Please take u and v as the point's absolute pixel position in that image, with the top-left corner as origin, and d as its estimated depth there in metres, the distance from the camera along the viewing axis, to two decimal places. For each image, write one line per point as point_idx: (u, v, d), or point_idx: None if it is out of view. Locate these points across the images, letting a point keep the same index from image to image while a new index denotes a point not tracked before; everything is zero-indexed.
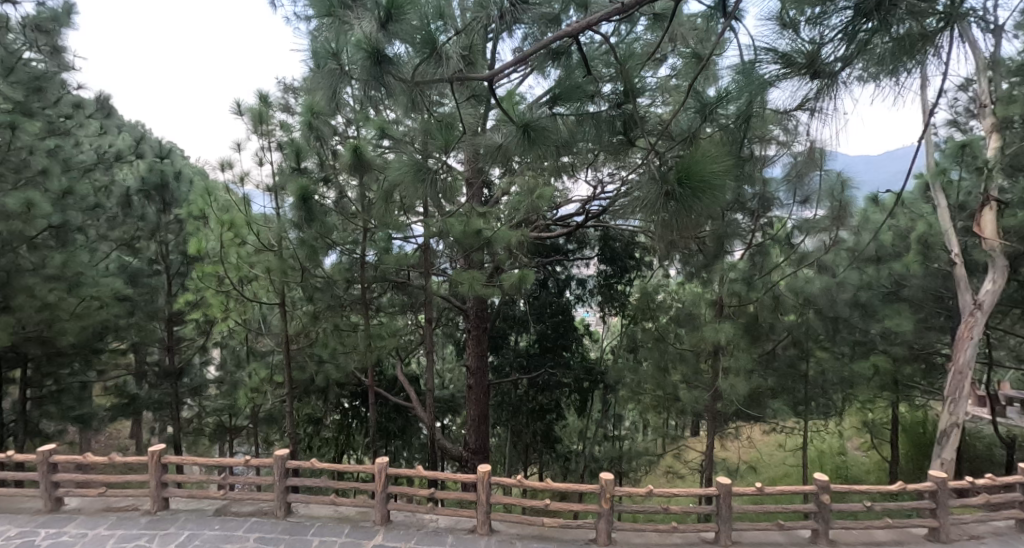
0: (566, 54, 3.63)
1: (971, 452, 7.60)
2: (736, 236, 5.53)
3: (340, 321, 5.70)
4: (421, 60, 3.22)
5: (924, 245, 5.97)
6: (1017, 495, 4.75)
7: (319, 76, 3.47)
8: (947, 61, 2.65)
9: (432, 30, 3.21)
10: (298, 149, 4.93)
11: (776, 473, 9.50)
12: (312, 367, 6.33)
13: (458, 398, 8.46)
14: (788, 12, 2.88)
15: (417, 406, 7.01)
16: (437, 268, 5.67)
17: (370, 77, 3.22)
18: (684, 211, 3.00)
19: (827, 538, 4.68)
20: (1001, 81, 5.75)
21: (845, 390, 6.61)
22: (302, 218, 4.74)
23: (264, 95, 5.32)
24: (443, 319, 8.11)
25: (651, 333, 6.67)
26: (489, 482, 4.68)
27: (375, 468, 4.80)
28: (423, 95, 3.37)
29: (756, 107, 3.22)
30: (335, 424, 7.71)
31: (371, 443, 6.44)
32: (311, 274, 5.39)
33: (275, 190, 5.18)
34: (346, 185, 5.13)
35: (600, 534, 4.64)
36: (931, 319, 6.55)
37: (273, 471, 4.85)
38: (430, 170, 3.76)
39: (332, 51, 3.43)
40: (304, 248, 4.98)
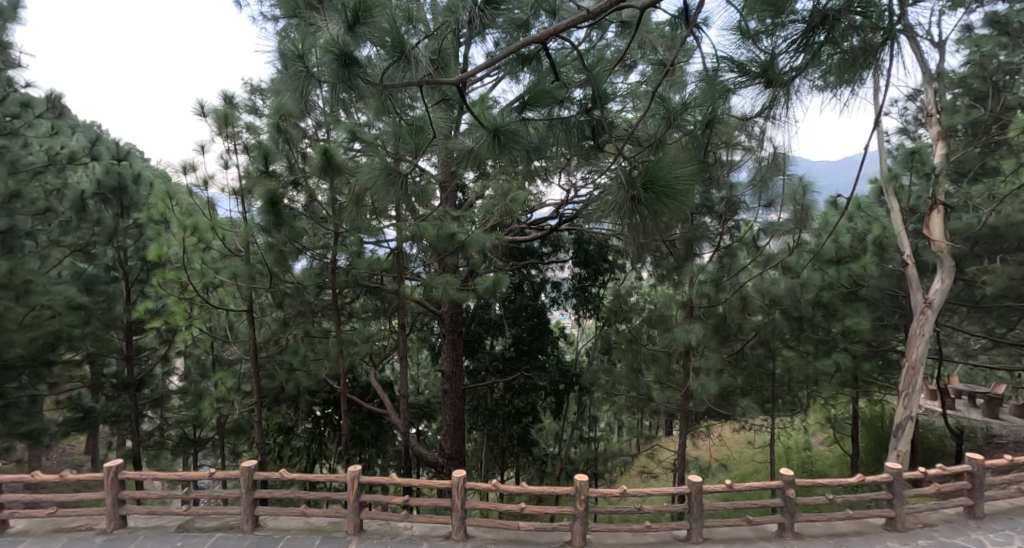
0: (537, 58, 3.71)
1: (925, 443, 7.94)
2: (705, 238, 5.67)
3: (311, 327, 5.79)
4: (390, 62, 3.29)
5: (879, 246, 6.29)
6: (966, 483, 5.01)
7: (285, 78, 3.53)
8: (889, 74, 2.83)
9: (402, 33, 3.27)
10: (265, 152, 4.94)
11: (745, 470, 9.76)
12: (282, 376, 6.16)
13: (433, 404, 8.49)
14: (748, 23, 2.99)
15: (392, 412, 7.02)
16: (410, 272, 5.85)
17: (338, 79, 3.30)
18: (652, 215, 3.14)
19: (793, 531, 4.85)
20: (945, 92, 6.10)
21: (809, 387, 6.83)
22: (271, 222, 4.80)
23: (229, 96, 5.35)
24: (418, 324, 8.27)
25: (624, 334, 6.85)
26: (464, 487, 4.77)
27: (348, 477, 4.86)
28: (392, 97, 3.50)
29: (718, 114, 3.39)
30: (308, 432, 7.72)
31: (344, 450, 6.39)
32: (281, 281, 5.42)
33: (242, 194, 5.31)
34: (316, 189, 5.18)
35: (575, 535, 4.75)
36: (887, 317, 6.82)
37: (241, 484, 4.87)
38: (400, 174, 3.84)
39: (298, 53, 3.50)
40: (272, 253, 5.03)
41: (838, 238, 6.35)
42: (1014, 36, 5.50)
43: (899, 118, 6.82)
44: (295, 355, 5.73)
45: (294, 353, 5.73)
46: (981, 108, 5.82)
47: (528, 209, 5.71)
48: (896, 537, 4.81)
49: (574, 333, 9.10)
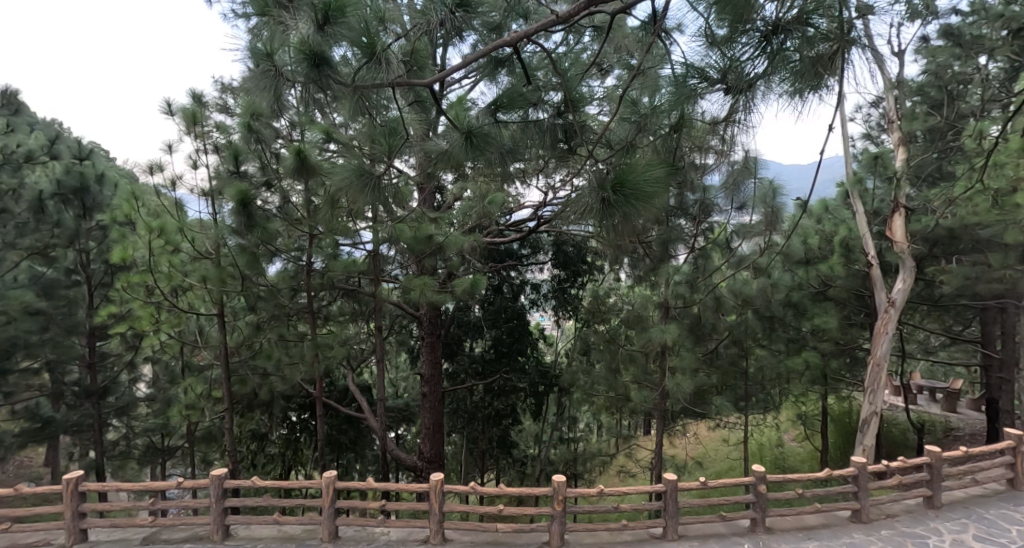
0: (509, 61, 3.83)
1: (889, 437, 8.20)
2: (679, 240, 5.85)
3: (285, 330, 5.87)
4: (362, 64, 3.36)
5: (845, 247, 6.49)
6: (924, 475, 5.22)
7: (254, 76, 3.53)
8: (849, 79, 2.98)
9: (374, 33, 3.33)
10: (235, 152, 5.01)
11: (720, 467, 9.99)
12: (255, 381, 6.13)
13: (412, 407, 8.53)
14: (716, 29, 3.10)
15: (370, 416, 7.03)
16: (387, 275, 5.88)
17: (310, 79, 3.35)
18: (622, 217, 3.25)
19: (764, 526, 5.00)
20: (905, 100, 6.49)
21: (780, 386, 7.02)
22: (243, 223, 4.81)
23: (197, 95, 5.35)
24: (397, 326, 8.33)
25: (602, 335, 6.98)
26: (441, 490, 4.84)
27: (324, 483, 4.90)
28: (366, 98, 3.54)
29: (688, 117, 3.50)
30: (283, 438, 7.69)
31: (319, 456, 6.32)
32: (253, 283, 5.46)
33: (211, 195, 5.30)
34: (290, 190, 5.17)
35: (553, 536, 4.84)
36: (854, 315, 7.03)
37: (211, 493, 4.88)
38: (372, 175, 3.88)
39: (266, 51, 3.45)
40: (244, 255, 5.05)
41: (807, 239, 6.55)
42: (966, 49, 5.72)
43: (863, 123, 7.05)
44: (269, 359, 5.71)
45: (268, 357, 5.72)
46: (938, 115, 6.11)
47: (506, 210, 5.80)
48: (860, 528, 4.98)
49: (553, 335, 9.21)
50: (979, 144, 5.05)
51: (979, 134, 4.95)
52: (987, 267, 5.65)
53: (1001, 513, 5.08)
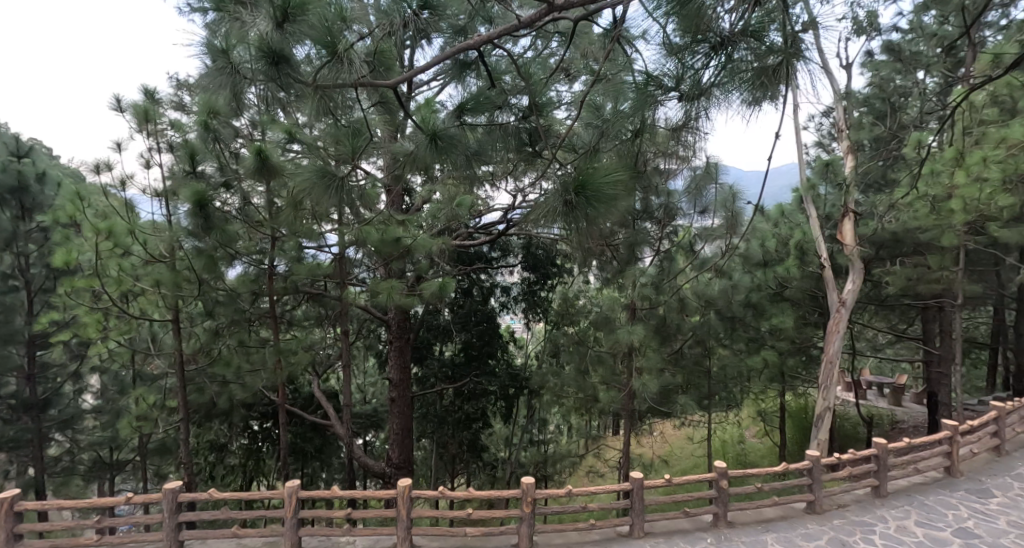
0: (475, 64, 3.93)
1: (842, 431, 8.57)
2: (645, 243, 6.08)
3: (245, 337, 5.82)
4: (323, 63, 3.35)
5: (799, 250, 6.76)
6: (872, 466, 5.48)
7: (211, 74, 3.64)
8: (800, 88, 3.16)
9: (337, 33, 3.33)
10: (192, 151, 4.88)
11: (686, 464, 10.25)
12: (214, 389, 6.19)
13: (380, 413, 8.58)
14: (673, 38, 3.26)
15: (337, 423, 7.03)
16: (353, 278, 5.97)
17: (269, 77, 3.42)
18: (586, 219, 3.39)
19: (726, 520, 5.20)
20: (853, 110, 6.90)
21: (741, 383, 7.30)
22: (200, 226, 4.76)
23: (150, 91, 5.31)
24: (364, 331, 8.37)
25: (571, 337, 7.15)
26: (409, 496, 4.91)
27: (287, 494, 4.91)
28: (330, 98, 3.54)
29: (649, 125, 3.61)
30: (244, 449, 7.64)
31: (283, 465, 6.30)
32: (212, 288, 5.41)
33: (165, 195, 5.21)
34: (251, 190, 5.14)
35: (522, 538, 4.95)
36: (808, 315, 7.30)
37: (163, 508, 4.83)
38: (335, 176, 3.92)
39: (222, 48, 3.63)
40: (201, 258, 5.01)
41: (763, 243, 6.83)
42: (905, 63, 6.49)
43: (815, 132, 7.37)
44: (227, 366, 5.68)
45: (227, 365, 5.68)
46: (882, 125, 6.56)
47: (475, 213, 5.91)
48: (814, 519, 5.23)
49: (523, 338, 9.37)
50: (918, 153, 5.33)
51: (916, 143, 5.20)
52: (925, 269, 6.04)
53: (940, 500, 5.38)
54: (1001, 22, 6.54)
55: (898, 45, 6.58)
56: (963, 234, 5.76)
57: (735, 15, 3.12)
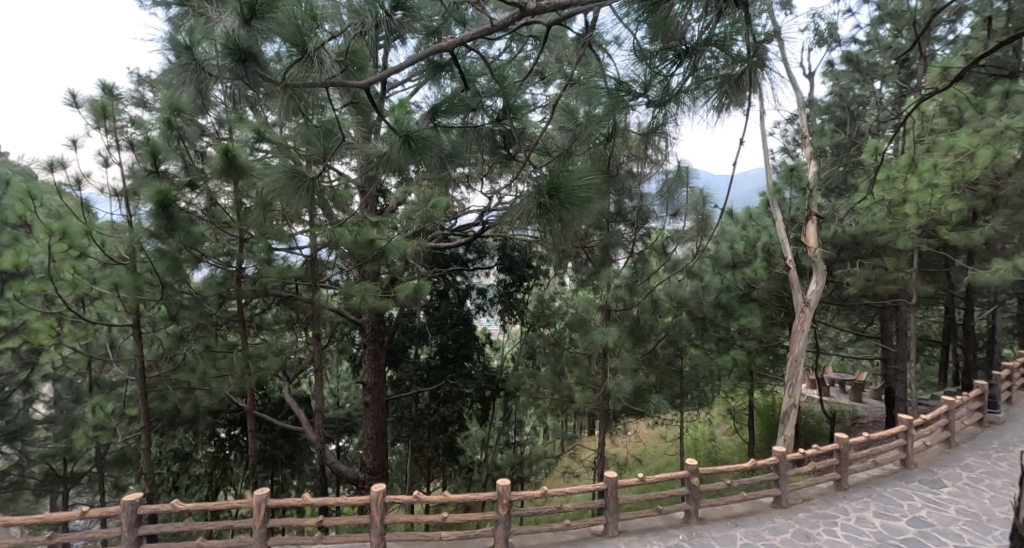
0: (448, 66, 3.95)
1: (807, 427, 8.83)
2: (620, 245, 6.08)
3: (212, 342, 5.74)
4: (292, 62, 3.20)
5: (766, 252, 7.03)
6: (834, 460, 5.69)
7: (174, 71, 3.45)
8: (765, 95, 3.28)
9: (308, 33, 3.18)
10: (153, 149, 4.69)
11: (659, 463, 10.45)
12: (177, 397, 6.01)
13: (354, 417, 8.57)
14: (644, 44, 3.36)
15: (308, 429, 7.01)
16: (326, 280, 5.96)
17: (235, 76, 3.22)
18: (559, 220, 3.49)
19: (697, 517, 5.33)
20: (815, 117, 7.19)
21: (711, 382, 7.50)
22: (163, 227, 4.65)
23: (107, 86, 5.11)
24: (337, 334, 8.35)
25: (547, 339, 7.24)
26: (383, 501, 4.95)
27: (256, 502, 4.90)
28: (301, 98, 3.37)
29: (620, 129, 3.70)
30: (210, 457, 7.53)
31: (251, 474, 6.20)
32: (175, 291, 5.28)
33: (126, 195, 5.02)
34: (217, 191, 4.97)
35: (498, 540, 5.00)
36: (775, 316, 7.53)
37: (122, 521, 4.75)
38: (306, 177, 3.82)
39: (187, 44, 3.47)
40: (164, 260, 4.85)
41: (733, 245, 7.03)
42: (864, 73, 6.78)
43: (781, 138, 7.59)
44: (193, 373, 5.52)
45: (192, 371, 5.53)
46: (842, 132, 6.84)
47: (450, 215, 5.97)
48: (780, 513, 5.40)
49: (499, 339, 9.45)
50: (875, 159, 5.55)
51: (874, 149, 5.43)
52: (882, 270, 6.28)
53: (896, 491, 5.60)
54: (949, 35, 6.87)
55: (855, 56, 6.86)
56: (917, 236, 6.01)
57: (701, 24, 3.22)
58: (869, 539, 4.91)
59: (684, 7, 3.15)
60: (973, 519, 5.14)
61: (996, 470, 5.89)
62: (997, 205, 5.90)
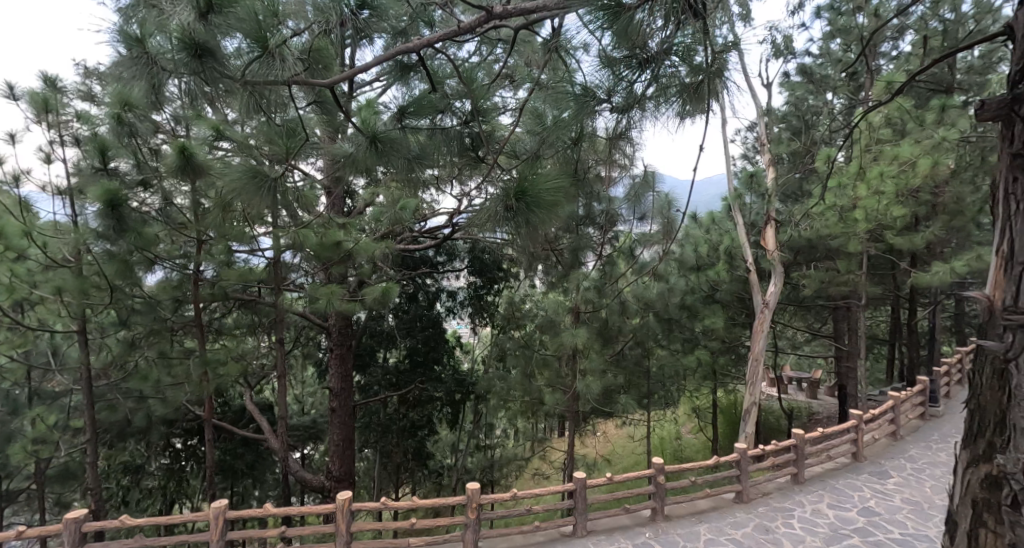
0: (413, 67, 3.90)
1: (768, 424, 9.13)
2: (586, 248, 6.25)
3: (167, 347, 5.68)
4: (252, 59, 2.93)
5: (728, 255, 7.27)
6: (792, 455, 5.91)
7: (123, 63, 3.10)
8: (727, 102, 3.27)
9: (271, 27, 2.93)
10: (103, 147, 4.60)
11: (627, 463, 10.65)
12: (128, 406, 5.94)
13: (319, 424, 8.55)
14: (611, 52, 3.32)
15: (271, 436, 6.95)
16: (291, 284, 5.83)
17: (191, 70, 2.98)
18: (526, 221, 3.58)
19: (664, 514, 5.49)
20: (773, 125, 7.46)
21: (677, 382, 7.72)
22: (112, 227, 4.43)
23: (50, 78, 5.01)
24: (302, 339, 8.30)
25: (517, 341, 7.35)
26: (348, 510, 5.00)
27: (212, 515, 4.86)
28: (264, 97, 3.15)
29: (587, 133, 3.73)
30: (164, 469, 7.39)
31: (208, 484, 6.10)
32: (129, 296, 5.24)
33: (72, 194, 4.95)
34: (173, 191, 4.98)
35: (467, 544, 5.06)
36: (736, 317, 7.78)
37: (64, 540, 4.57)
38: (268, 176, 3.66)
39: (139, 36, 3.09)
40: (113, 263, 4.76)
41: (697, 249, 7.23)
42: (817, 85, 7.05)
43: (741, 145, 7.84)
44: (146, 380, 5.59)
45: (145, 378, 5.59)
46: (798, 141, 7.12)
47: (420, 218, 6.04)
48: (742, 508, 5.59)
49: (470, 342, 9.51)
50: (827, 167, 5.78)
51: (826, 158, 5.67)
52: (835, 272, 6.56)
53: (849, 483, 5.85)
54: (893, 51, 7.19)
55: (809, 68, 7.15)
56: (867, 240, 6.30)
57: (665, 32, 3.20)
58: (823, 530, 5.11)
59: (647, 14, 3.09)
60: (916, 507, 5.40)
61: (936, 461, 6.20)
62: (936, 212, 6.23)
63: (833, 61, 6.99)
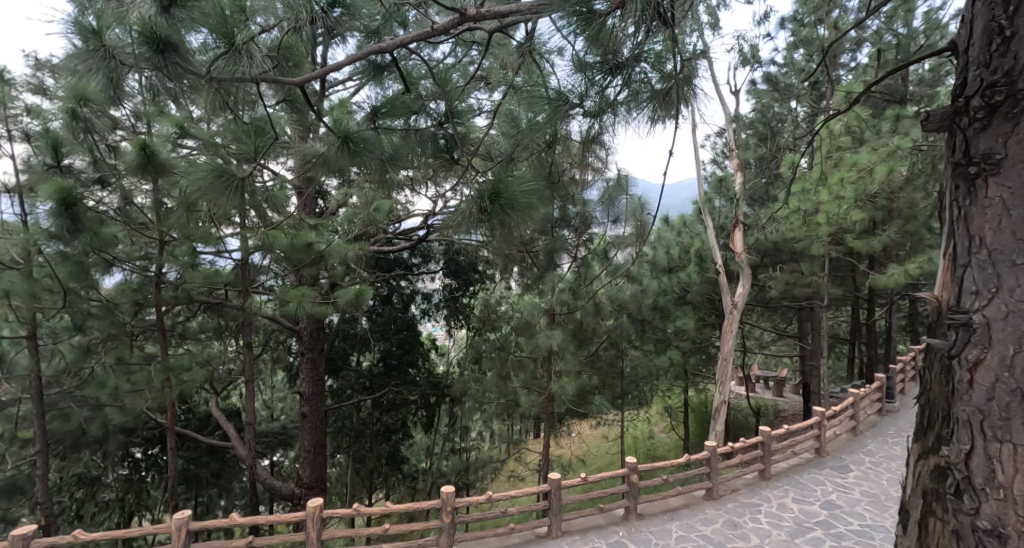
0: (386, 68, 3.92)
1: (736, 423, 9.37)
2: (563, 250, 6.23)
3: (124, 353, 5.55)
4: (220, 54, 2.82)
5: (699, 257, 7.43)
6: (759, 452, 6.08)
7: (78, 55, 2.97)
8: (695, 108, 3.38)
9: (238, 22, 2.84)
10: (56, 143, 4.48)
11: (601, 463, 10.82)
12: (82, 415, 5.71)
13: (289, 430, 8.51)
14: (585, 56, 3.39)
15: (237, 445, 6.87)
16: (259, 285, 5.82)
17: (153, 66, 2.85)
18: (500, 224, 3.63)
19: (637, 513, 5.59)
20: (741, 131, 7.66)
21: (650, 382, 7.90)
22: (66, 228, 4.38)
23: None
24: (272, 343, 8.28)
25: (493, 344, 7.42)
26: (319, 517, 5.01)
27: (174, 527, 4.77)
28: (229, 93, 3.04)
29: (562, 135, 3.81)
30: (122, 481, 7.24)
31: (170, 495, 5.96)
32: (83, 299, 5.06)
33: (20, 191, 4.88)
34: (132, 189, 4.92)
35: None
36: (707, 317, 7.96)
37: None
38: (235, 176, 3.57)
39: (95, 29, 2.96)
40: (68, 265, 4.62)
41: (669, 251, 7.39)
42: (781, 94, 7.29)
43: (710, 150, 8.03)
44: (103, 387, 5.39)
45: (102, 385, 5.39)
46: (764, 147, 7.33)
47: (394, 220, 6.08)
48: (712, 504, 5.73)
49: (444, 345, 9.57)
50: (791, 172, 5.98)
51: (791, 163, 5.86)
52: (799, 274, 6.80)
53: (813, 478, 6.04)
54: (850, 63, 7.47)
55: (774, 76, 7.37)
56: (828, 243, 6.51)
57: (636, 40, 3.27)
58: (788, 523, 5.27)
59: (619, 20, 3.12)
60: (874, 499, 5.60)
61: (893, 454, 6.42)
62: (892, 216, 6.48)
63: (796, 70, 7.21)
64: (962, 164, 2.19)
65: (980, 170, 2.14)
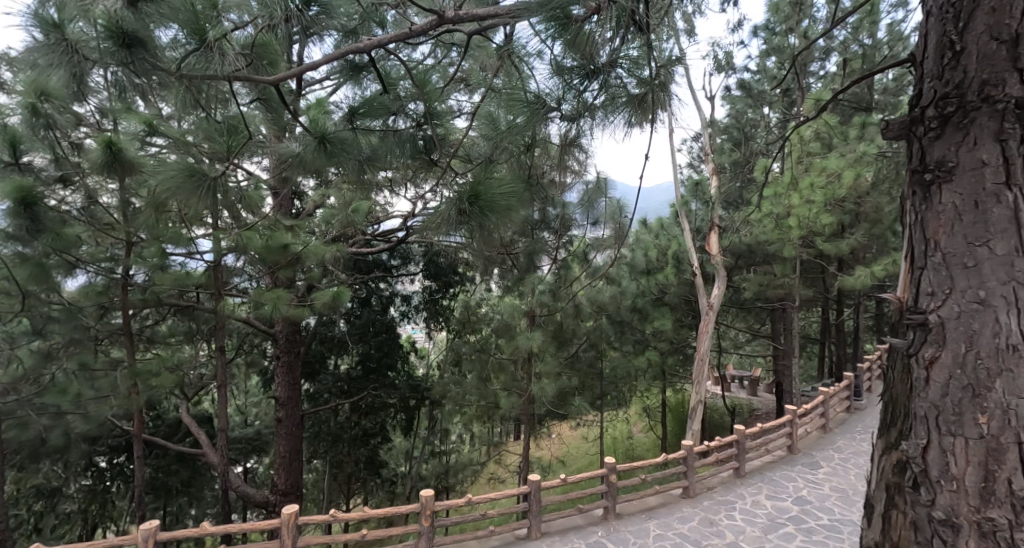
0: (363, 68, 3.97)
1: (712, 423, 9.53)
2: (542, 251, 6.27)
3: (86, 357, 5.54)
4: (192, 49, 2.79)
5: (676, 259, 7.53)
6: (734, 450, 6.20)
7: (40, 49, 2.91)
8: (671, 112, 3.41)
9: (209, 18, 2.81)
10: (14, 139, 4.37)
11: (580, 463, 10.93)
12: (43, 422, 5.46)
13: (263, 435, 8.48)
14: (562, 61, 3.40)
15: (210, 451, 6.79)
16: (232, 287, 5.76)
17: (119, 60, 2.81)
18: (480, 225, 3.68)
19: (616, 512, 5.66)
20: (716, 136, 7.78)
21: (628, 383, 8.00)
22: (26, 227, 4.33)
23: None
24: (246, 346, 8.25)
25: (472, 346, 7.45)
26: (295, 523, 5.00)
27: (140, 537, 4.70)
28: (199, 90, 3.03)
29: (539, 138, 3.82)
30: (86, 490, 7.11)
31: (138, 504, 5.89)
32: (44, 302, 5.02)
33: None
34: (98, 189, 4.88)
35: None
36: (683, 318, 8.08)
37: None
38: (206, 176, 3.53)
39: (56, 23, 2.94)
40: (27, 266, 4.52)
41: (646, 253, 7.49)
42: (755, 100, 7.43)
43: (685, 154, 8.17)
44: (64, 394, 5.26)
45: (64, 392, 5.27)
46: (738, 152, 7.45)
47: (373, 221, 6.08)
48: (688, 503, 5.83)
49: (423, 347, 9.59)
50: (765, 177, 6.10)
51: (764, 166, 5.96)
52: (772, 276, 6.97)
53: (786, 475, 6.17)
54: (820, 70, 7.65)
55: (749, 83, 7.51)
56: (800, 246, 6.64)
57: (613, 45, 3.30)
58: (761, 520, 5.37)
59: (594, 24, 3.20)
60: (843, 494, 5.74)
61: (861, 450, 6.60)
62: (859, 220, 6.65)
63: (769, 77, 7.35)
64: (918, 171, 2.26)
65: (935, 177, 2.21)
